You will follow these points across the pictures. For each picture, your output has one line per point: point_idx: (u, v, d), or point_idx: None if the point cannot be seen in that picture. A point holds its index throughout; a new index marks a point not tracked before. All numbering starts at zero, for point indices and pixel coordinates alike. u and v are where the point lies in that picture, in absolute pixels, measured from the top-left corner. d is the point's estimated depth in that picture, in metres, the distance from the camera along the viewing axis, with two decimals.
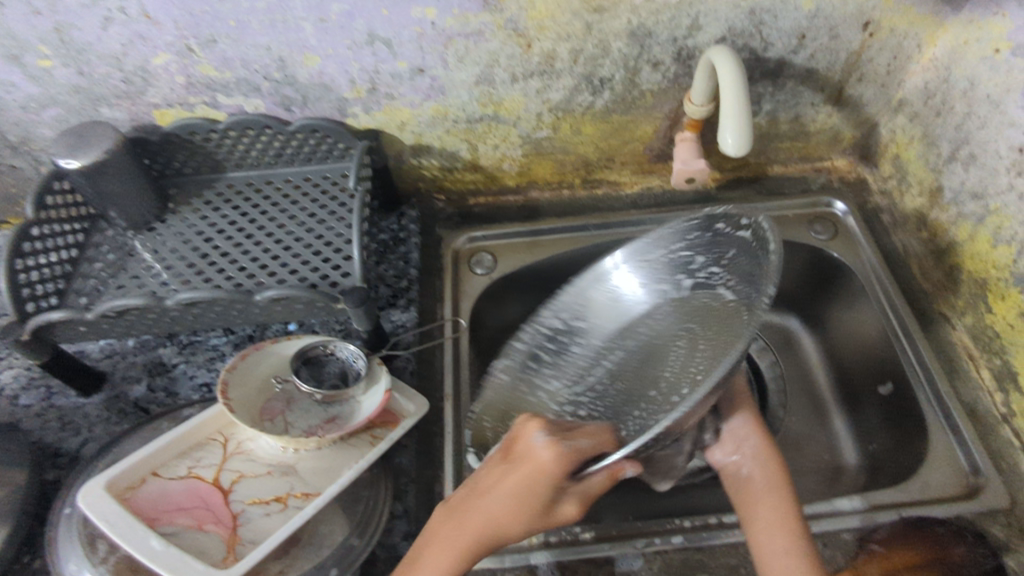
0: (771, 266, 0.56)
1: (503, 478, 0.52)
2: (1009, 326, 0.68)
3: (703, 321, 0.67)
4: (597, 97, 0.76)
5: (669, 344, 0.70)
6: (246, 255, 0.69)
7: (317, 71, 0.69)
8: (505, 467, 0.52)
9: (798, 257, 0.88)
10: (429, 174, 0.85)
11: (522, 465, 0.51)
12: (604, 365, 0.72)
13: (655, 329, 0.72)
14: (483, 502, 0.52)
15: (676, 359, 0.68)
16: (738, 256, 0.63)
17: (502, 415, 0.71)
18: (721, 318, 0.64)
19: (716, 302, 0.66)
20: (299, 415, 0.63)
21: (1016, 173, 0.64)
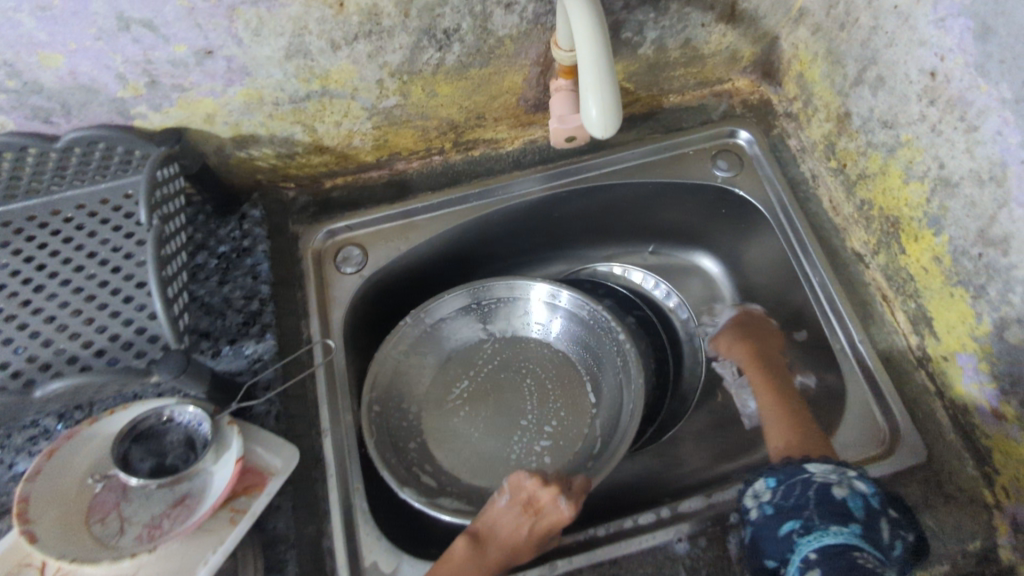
0: (631, 355, 0.74)
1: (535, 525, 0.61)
2: (923, 270, 0.61)
3: (540, 360, 0.81)
4: (446, 53, 0.62)
5: (517, 379, 0.80)
6: (38, 314, 0.54)
7: (65, 72, 0.53)
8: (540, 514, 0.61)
9: (698, 196, 0.79)
10: (266, 165, 0.71)
11: (559, 510, 0.61)
12: (460, 387, 0.79)
13: (493, 361, 0.81)
14: (519, 536, 0.60)
15: (530, 393, 0.79)
16: (571, 324, 0.80)
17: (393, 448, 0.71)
18: (564, 374, 0.80)
19: (551, 351, 0.81)
20: (137, 507, 0.54)
21: (929, 101, 0.55)
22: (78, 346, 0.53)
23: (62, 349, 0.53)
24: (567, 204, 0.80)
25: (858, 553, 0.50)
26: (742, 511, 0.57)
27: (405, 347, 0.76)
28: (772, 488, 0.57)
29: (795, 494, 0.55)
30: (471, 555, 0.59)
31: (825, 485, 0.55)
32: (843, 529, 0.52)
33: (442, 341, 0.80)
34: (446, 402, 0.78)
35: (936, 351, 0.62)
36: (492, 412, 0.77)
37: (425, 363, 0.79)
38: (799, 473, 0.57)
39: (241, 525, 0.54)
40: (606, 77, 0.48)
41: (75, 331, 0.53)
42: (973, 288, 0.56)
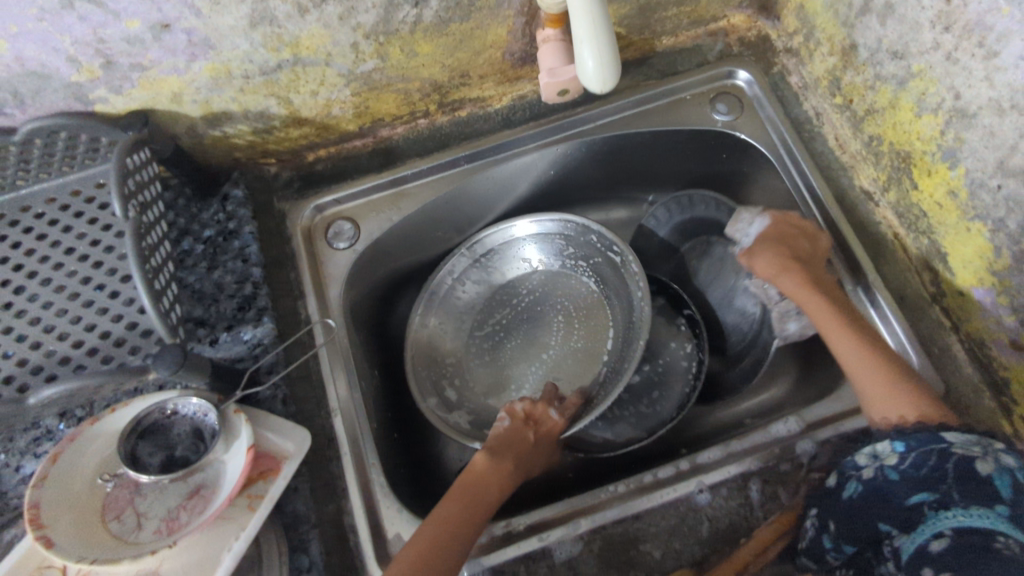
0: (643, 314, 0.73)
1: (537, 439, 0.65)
2: (936, 206, 0.58)
3: (569, 297, 0.82)
4: (423, 9, 0.58)
5: (548, 313, 0.82)
6: (21, 316, 0.51)
7: (12, 59, 0.49)
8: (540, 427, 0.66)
9: (719, 140, 0.75)
10: (243, 142, 0.67)
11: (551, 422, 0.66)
12: (495, 316, 0.83)
13: (530, 292, 0.83)
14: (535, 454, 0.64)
15: (557, 328, 0.81)
16: (600, 264, 0.80)
17: (421, 380, 0.77)
18: (588, 321, 0.80)
19: (581, 289, 0.82)
20: (153, 502, 0.53)
21: (943, 28, 0.51)
22: (69, 347, 0.49)
23: (54, 351, 0.49)
24: (561, 161, 0.77)
25: (1001, 540, 0.44)
26: (857, 469, 0.52)
27: (436, 309, 0.81)
28: (902, 454, 0.50)
29: (930, 465, 0.49)
30: (492, 465, 0.61)
31: (966, 457, 0.47)
32: (989, 512, 0.45)
33: (482, 276, 0.83)
34: (485, 339, 0.82)
35: (951, 286, 0.60)
36: (521, 346, 0.81)
37: (462, 293, 0.83)
38: (935, 440, 0.50)
39: (261, 511, 0.53)
40: (602, 25, 0.47)
41: (63, 331, 0.50)
42: (990, 223, 0.53)
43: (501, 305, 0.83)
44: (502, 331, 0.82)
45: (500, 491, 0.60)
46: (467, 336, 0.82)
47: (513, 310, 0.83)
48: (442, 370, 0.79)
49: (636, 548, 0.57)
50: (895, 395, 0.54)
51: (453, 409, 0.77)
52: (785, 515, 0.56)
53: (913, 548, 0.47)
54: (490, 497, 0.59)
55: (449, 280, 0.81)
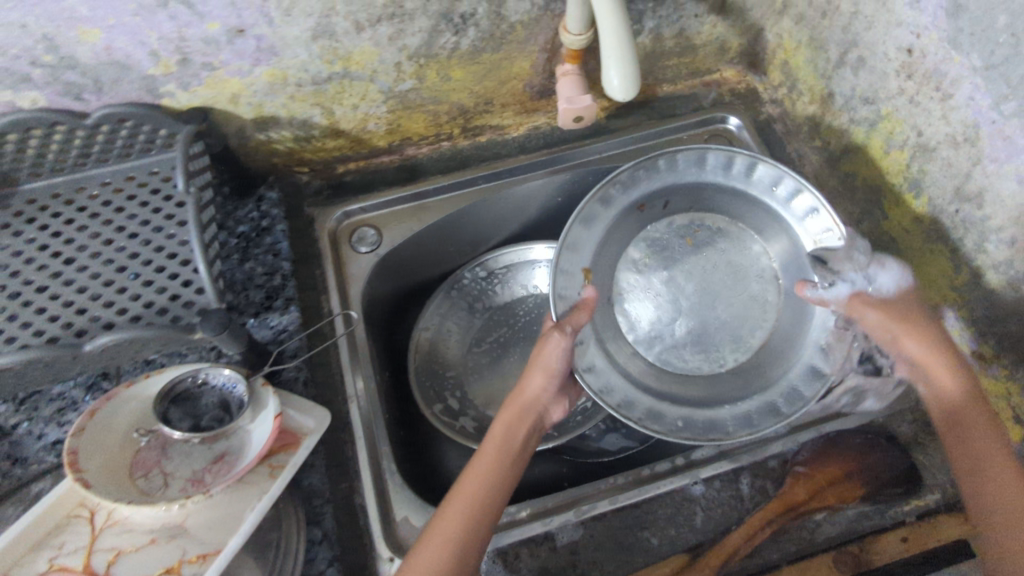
0: None
1: (523, 409, 0.62)
2: (903, 232, 0.66)
3: None
4: (462, 37, 0.66)
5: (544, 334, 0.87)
6: (69, 285, 0.56)
7: (102, 48, 0.55)
8: (521, 393, 0.63)
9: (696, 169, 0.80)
10: (283, 148, 0.73)
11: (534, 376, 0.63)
12: (495, 333, 0.87)
13: (527, 314, 0.88)
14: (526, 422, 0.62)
15: None
16: None
17: (422, 385, 0.80)
18: None
19: None
20: (179, 462, 0.56)
21: (907, 76, 0.60)
22: (114, 313, 0.55)
23: (97, 317, 0.54)
24: (568, 189, 0.84)
25: None
26: None
27: (438, 317, 0.85)
28: None
29: None
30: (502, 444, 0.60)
31: None
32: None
33: (484, 296, 0.88)
34: (483, 354, 0.86)
35: None
36: (519, 361, 0.85)
37: (468, 310, 0.87)
38: None
39: (283, 477, 0.55)
40: (627, 57, 0.57)
41: (110, 300, 0.55)
42: (950, 244, 0.61)
43: (499, 324, 0.88)
44: (501, 348, 0.86)
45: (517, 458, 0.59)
46: (467, 351, 0.86)
47: (512, 328, 0.87)
48: (442, 381, 0.82)
49: (635, 535, 0.60)
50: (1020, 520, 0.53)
51: (457, 416, 0.80)
52: (771, 504, 0.61)
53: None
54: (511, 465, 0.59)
55: (449, 297, 0.86)
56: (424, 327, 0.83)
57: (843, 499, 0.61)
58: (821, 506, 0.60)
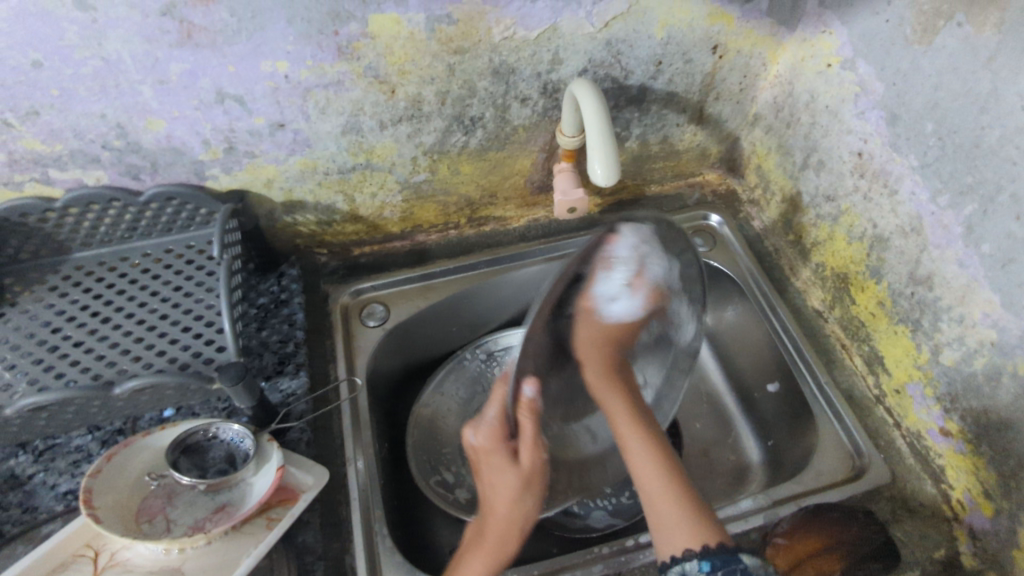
0: None
1: (516, 536, 0.57)
2: (871, 315, 0.72)
3: None
4: (470, 136, 0.76)
5: None
6: (104, 341, 0.63)
7: (163, 136, 0.64)
8: (516, 517, 0.57)
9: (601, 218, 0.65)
10: (307, 230, 0.81)
11: (511, 500, 0.57)
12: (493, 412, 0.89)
13: None
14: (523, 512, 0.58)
15: None
16: None
17: (416, 460, 0.81)
18: None
19: None
20: (183, 510, 0.58)
21: (860, 175, 0.69)
22: (140, 366, 0.62)
23: (125, 369, 0.61)
24: None
25: None
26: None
27: (436, 393, 0.86)
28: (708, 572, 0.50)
29: None
30: (504, 542, 0.57)
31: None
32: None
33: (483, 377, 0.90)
34: None
35: (890, 386, 0.71)
36: None
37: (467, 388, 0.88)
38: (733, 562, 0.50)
39: (278, 529, 0.58)
40: (610, 156, 0.65)
41: (139, 355, 0.62)
42: (910, 324, 0.66)
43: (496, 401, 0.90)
44: None
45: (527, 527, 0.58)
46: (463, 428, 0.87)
47: None
48: (438, 457, 0.83)
49: None
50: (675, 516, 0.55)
51: (454, 489, 0.81)
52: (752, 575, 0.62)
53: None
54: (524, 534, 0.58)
55: (448, 376, 0.88)
56: (425, 403, 0.85)
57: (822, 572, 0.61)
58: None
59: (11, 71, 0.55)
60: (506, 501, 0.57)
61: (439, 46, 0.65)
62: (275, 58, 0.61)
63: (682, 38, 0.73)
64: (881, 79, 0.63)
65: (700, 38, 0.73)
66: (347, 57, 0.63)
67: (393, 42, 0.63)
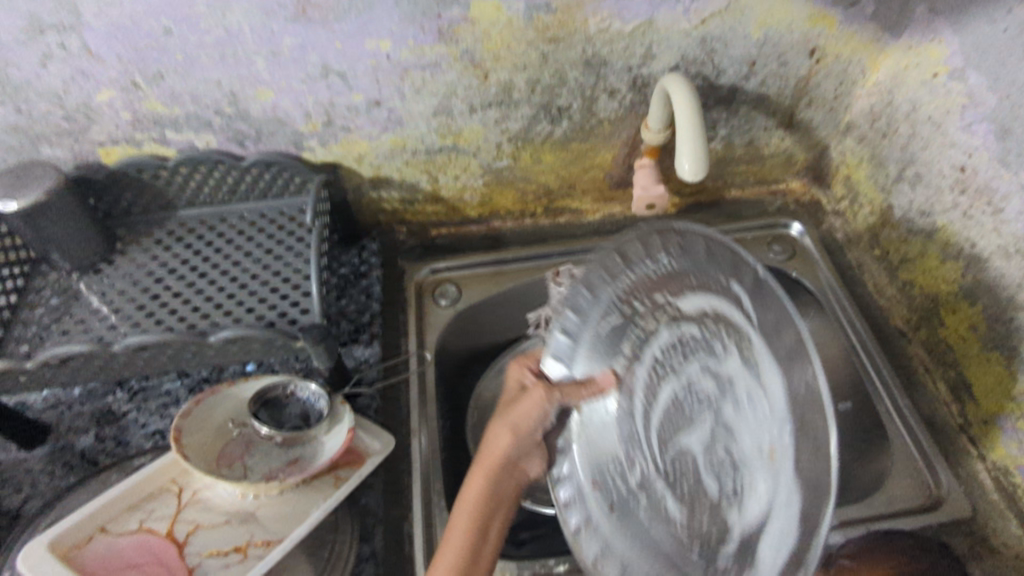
0: None
1: (489, 470, 0.60)
2: (959, 339, 0.68)
3: None
4: (556, 126, 0.77)
5: None
6: (200, 294, 0.68)
7: (270, 106, 0.68)
8: (497, 452, 0.61)
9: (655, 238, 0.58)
10: (389, 207, 0.84)
11: (503, 434, 0.61)
12: None
13: None
14: (503, 441, 0.61)
15: None
16: None
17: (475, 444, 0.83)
18: None
19: None
20: (259, 459, 0.61)
21: (960, 191, 0.66)
22: (231, 320, 0.65)
23: (217, 321, 0.65)
24: None
25: None
26: None
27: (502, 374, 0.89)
28: None
29: None
30: (481, 466, 0.61)
31: None
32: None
33: None
34: None
35: (977, 416, 0.67)
36: None
37: None
38: None
39: (345, 487, 0.60)
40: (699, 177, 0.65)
41: (230, 310, 0.67)
42: (1005, 351, 0.63)
43: None
44: None
45: (501, 484, 0.61)
46: None
47: None
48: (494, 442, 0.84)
49: None
50: None
51: None
52: None
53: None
54: (505, 487, 0.61)
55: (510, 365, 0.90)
56: (489, 389, 0.88)
57: None
58: None
59: (145, 36, 0.60)
60: (495, 430, 0.62)
61: (536, 34, 0.66)
62: (379, 38, 0.64)
63: (779, 39, 0.71)
64: (993, 90, 0.61)
65: (799, 40, 0.72)
66: (446, 40, 0.65)
67: (491, 28, 0.65)
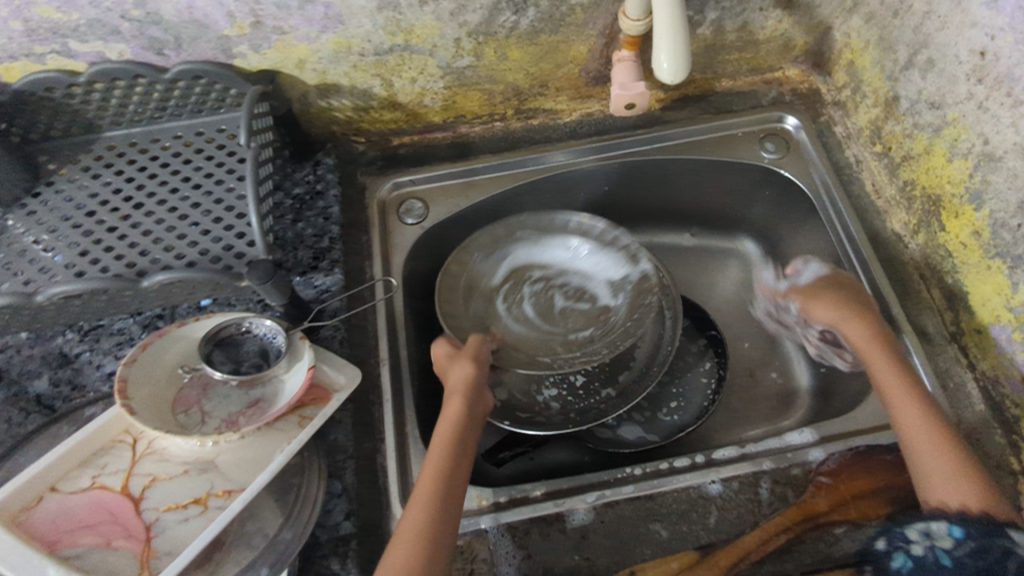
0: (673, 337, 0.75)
1: (461, 396, 0.62)
2: (960, 245, 0.64)
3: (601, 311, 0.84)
4: (521, 16, 0.67)
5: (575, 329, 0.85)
6: (136, 228, 0.62)
7: (184, 7, 0.59)
8: (466, 379, 0.63)
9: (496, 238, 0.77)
10: (342, 116, 0.76)
11: (464, 366, 0.64)
12: None
13: None
14: (465, 371, 0.64)
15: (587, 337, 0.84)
16: None
17: None
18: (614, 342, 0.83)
19: None
20: (217, 403, 0.58)
21: (977, 80, 0.59)
22: (172, 258, 0.60)
23: (158, 259, 0.60)
24: (620, 178, 0.83)
25: None
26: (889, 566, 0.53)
27: None
28: None
29: None
30: (452, 394, 0.62)
31: None
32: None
33: None
34: None
35: (970, 326, 0.64)
36: None
37: None
38: None
39: (309, 428, 0.57)
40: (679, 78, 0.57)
41: (170, 245, 0.61)
42: (1010, 260, 0.59)
43: None
44: None
45: (474, 404, 0.62)
46: None
47: None
48: None
49: (645, 526, 0.60)
50: (948, 478, 0.55)
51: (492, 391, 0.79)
52: (792, 510, 0.60)
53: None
54: (479, 412, 0.62)
55: None
56: None
57: (865, 515, 0.59)
58: (843, 519, 0.59)
59: None
60: (453, 363, 0.65)
61: None
62: None
63: None
64: None
65: None
66: None
67: None
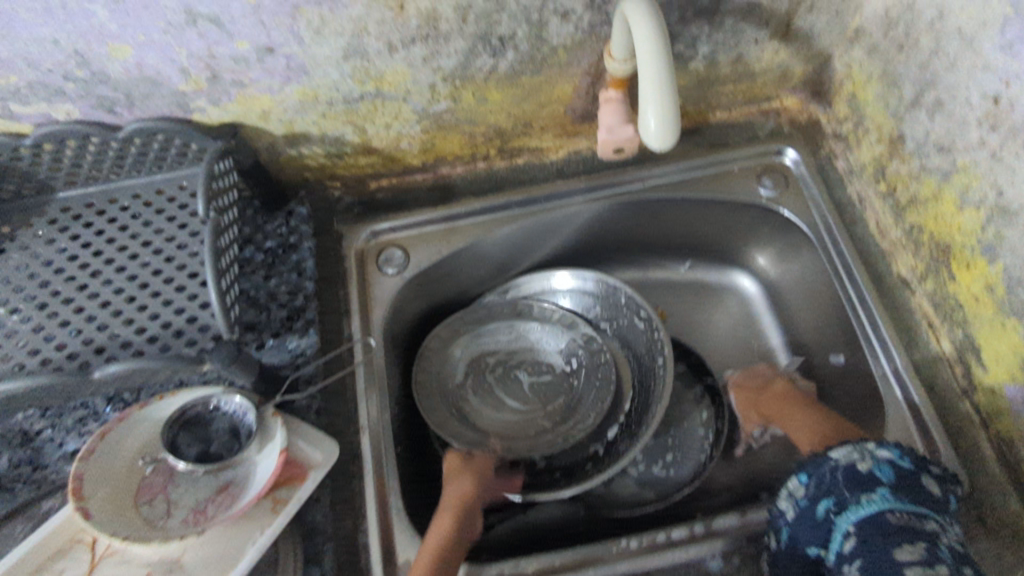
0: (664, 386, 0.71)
1: (458, 504, 0.63)
2: (972, 298, 0.60)
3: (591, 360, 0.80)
4: (500, 59, 0.63)
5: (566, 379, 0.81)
6: (93, 300, 0.57)
7: (133, 64, 0.55)
8: (464, 489, 0.65)
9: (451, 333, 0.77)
10: (314, 163, 0.72)
11: (463, 479, 0.66)
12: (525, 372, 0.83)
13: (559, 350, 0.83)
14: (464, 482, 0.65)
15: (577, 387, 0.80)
16: (620, 326, 0.81)
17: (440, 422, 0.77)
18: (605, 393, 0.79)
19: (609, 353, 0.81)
20: (184, 492, 0.55)
21: (989, 126, 0.54)
22: (133, 332, 0.55)
23: (117, 334, 0.55)
24: (610, 217, 0.79)
25: (892, 514, 0.50)
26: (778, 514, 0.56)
27: None
28: None
29: None
30: (450, 501, 0.63)
31: None
32: (872, 497, 0.51)
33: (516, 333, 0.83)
34: None
35: (982, 382, 0.59)
36: None
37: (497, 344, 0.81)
38: None
39: (280, 518, 0.54)
40: (670, 138, 0.54)
41: (130, 318, 0.56)
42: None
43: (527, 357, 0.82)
44: None
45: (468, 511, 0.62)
46: None
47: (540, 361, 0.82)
48: None
49: None
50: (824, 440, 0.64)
51: None
52: None
53: (836, 559, 0.51)
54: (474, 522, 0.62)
55: None
56: None
57: None
58: None
59: None
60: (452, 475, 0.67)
61: None
62: None
63: None
64: None
65: None
66: None
67: None
